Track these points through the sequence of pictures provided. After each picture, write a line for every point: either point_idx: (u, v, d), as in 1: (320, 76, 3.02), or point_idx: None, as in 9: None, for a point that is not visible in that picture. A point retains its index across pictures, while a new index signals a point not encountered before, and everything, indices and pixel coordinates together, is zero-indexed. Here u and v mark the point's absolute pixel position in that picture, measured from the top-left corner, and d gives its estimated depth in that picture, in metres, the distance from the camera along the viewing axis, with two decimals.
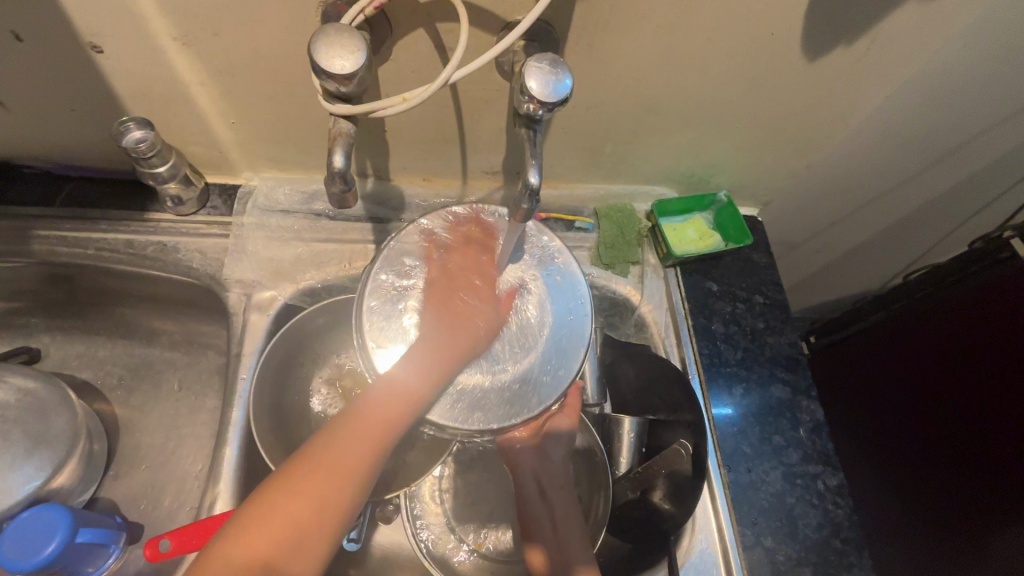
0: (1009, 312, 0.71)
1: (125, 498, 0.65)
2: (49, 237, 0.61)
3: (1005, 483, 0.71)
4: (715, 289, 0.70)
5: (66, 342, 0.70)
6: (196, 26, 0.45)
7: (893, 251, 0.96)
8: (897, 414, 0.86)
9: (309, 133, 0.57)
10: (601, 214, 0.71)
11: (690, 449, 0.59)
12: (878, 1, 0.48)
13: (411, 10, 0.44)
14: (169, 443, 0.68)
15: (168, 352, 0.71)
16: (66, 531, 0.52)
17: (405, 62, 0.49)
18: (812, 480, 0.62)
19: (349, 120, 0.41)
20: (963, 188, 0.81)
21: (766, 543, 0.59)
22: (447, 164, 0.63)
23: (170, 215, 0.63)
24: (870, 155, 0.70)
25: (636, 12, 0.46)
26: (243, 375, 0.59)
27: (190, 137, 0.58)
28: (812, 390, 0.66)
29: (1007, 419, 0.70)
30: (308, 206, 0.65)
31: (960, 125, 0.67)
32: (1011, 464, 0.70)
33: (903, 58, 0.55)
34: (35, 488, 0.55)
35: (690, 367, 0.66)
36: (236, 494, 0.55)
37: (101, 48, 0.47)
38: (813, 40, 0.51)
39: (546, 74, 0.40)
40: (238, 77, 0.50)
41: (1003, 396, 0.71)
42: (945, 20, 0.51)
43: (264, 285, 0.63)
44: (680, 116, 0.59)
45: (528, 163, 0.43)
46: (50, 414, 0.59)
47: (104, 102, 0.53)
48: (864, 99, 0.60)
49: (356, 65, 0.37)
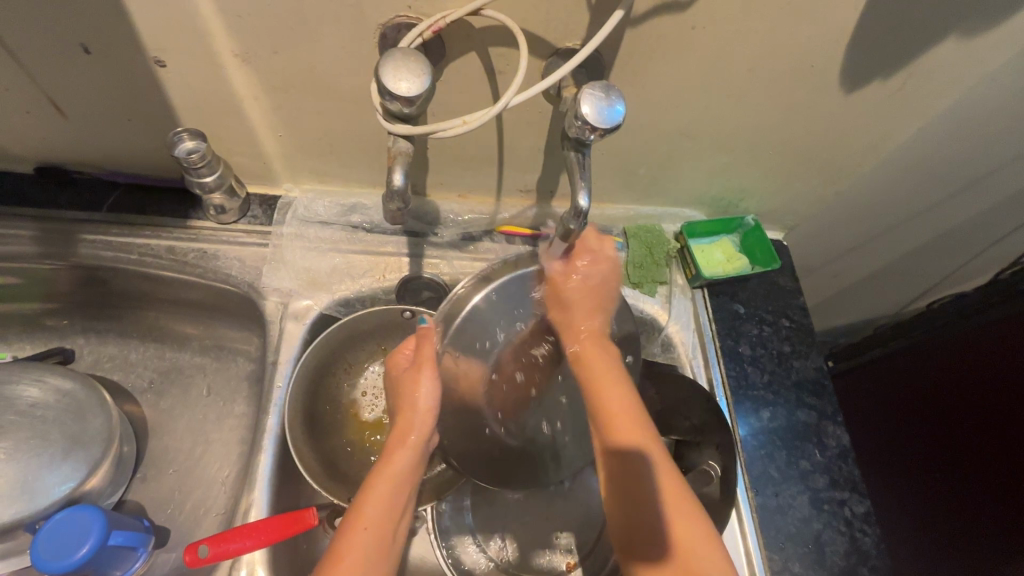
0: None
1: (152, 502, 0.65)
2: (94, 240, 0.62)
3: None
4: (742, 312, 0.71)
5: (99, 344, 0.70)
6: (258, 44, 0.46)
7: (914, 278, 0.96)
8: (917, 441, 0.86)
9: (352, 148, 0.59)
10: (630, 234, 0.71)
11: (719, 471, 0.60)
12: (916, 37, 0.49)
13: (467, 35, 0.45)
14: (196, 448, 0.68)
15: (199, 357, 0.71)
16: (99, 534, 0.52)
17: (455, 84, 0.50)
18: (839, 506, 0.62)
19: (407, 139, 0.43)
20: (986, 218, 0.82)
21: (794, 569, 0.59)
22: (484, 182, 0.64)
23: (212, 223, 0.65)
24: (897, 184, 0.71)
25: (682, 43, 0.48)
26: (279, 383, 0.60)
27: (237, 147, 0.59)
28: (838, 415, 0.66)
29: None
30: (346, 219, 0.67)
31: (987, 157, 0.69)
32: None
33: (937, 93, 0.56)
34: (70, 489, 0.56)
35: (717, 389, 0.67)
36: (269, 502, 0.56)
37: (164, 63, 0.48)
38: (850, 73, 0.52)
39: (599, 100, 0.41)
40: (291, 92, 0.51)
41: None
42: (981, 58, 0.52)
43: (300, 295, 0.64)
44: (715, 142, 0.60)
45: (578, 186, 0.45)
46: (87, 415, 0.59)
47: (159, 113, 0.54)
48: (897, 130, 0.61)
49: (420, 88, 0.38)
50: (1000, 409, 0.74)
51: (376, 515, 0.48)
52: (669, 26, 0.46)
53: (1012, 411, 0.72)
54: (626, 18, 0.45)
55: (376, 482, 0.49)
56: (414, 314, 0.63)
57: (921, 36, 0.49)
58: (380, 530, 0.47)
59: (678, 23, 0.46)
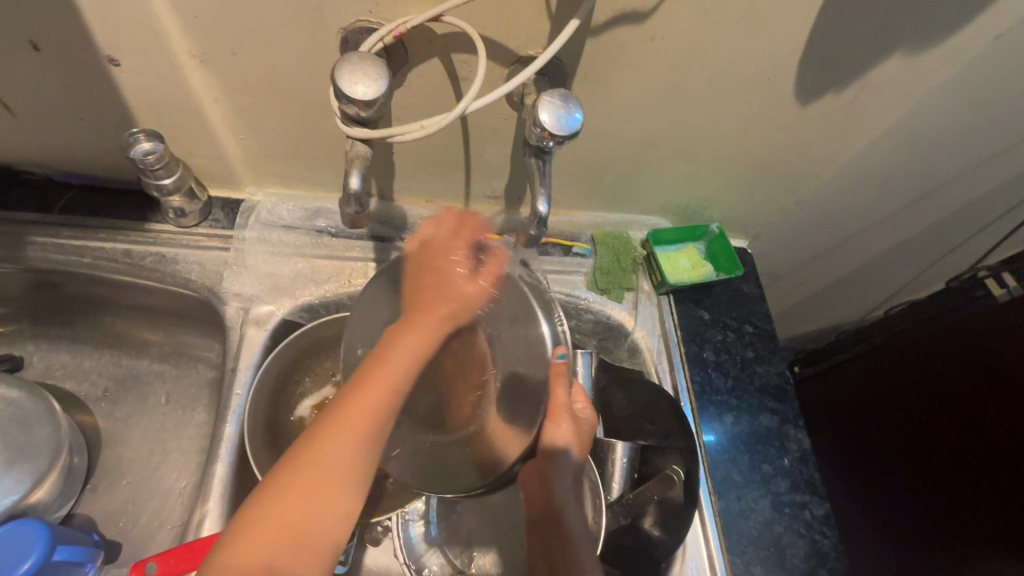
0: (999, 354, 0.71)
1: (104, 515, 0.63)
2: (45, 243, 0.60)
3: (999, 524, 0.71)
4: (707, 318, 0.72)
5: (51, 351, 0.68)
6: (216, 46, 0.46)
7: (873, 286, 0.99)
8: (880, 444, 0.88)
9: (317, 153, 0.58)
10: (598, 241, 0.72)
11: (682, 475, 0.61)
12: (861, 54, 0.51)
13: (428, 40, 0.45)
14: (153, 458, 0.66)
15: (157, 364, 0.69)
16: (43, 549, 0.50)
17: (419, 90, 0.50)
18: (800, 509, 0.63)
19: (367, 143, 0.43)
20: (939, 228, 0.85)
21: (755, 572, 0.60)
22: (452, 187, 0.64)
23: (172, 227, 0.63)
24: (853, 194, 0.74)
25: (640, 56, 0.49)
26: (238, 391, 0.59)
27: (197, 149, 0.58)
28: (799, 419, 0.68)
29: (1001, 466, 0.70)
30: (310, 223, 0.66)
31: (936, 170, 0.72)
32: (1001, 507, 0.70)
33: (886, 108, 0.59)
34: (13, 503, 0.54)
35: (682, 393, 0.67)
36: (225, 514, 0.54)
37: (118, 62, 0.47)
38: (803, 86, 0.54)
39: (558, 108, 0.41)
40: (251, 94, 0.51)
41: (1001, 441, 0.70)
42: (926, 75, 0.55)
43: (262, 300, 0.63)
44: (677, 151, 0.62)
45: (537, 192, 0.46)
46: (34, 426, 0.57)
47: (114, 113, 0.53)
48: (849, 144, 0.63)
49: (377, 92, 0.38)
50: (975, 418, 0.74)
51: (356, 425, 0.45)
52: (629, 36, 0.47)
53: (987, 419, 0.72)
54: (588, 28, 0.46)
55: (341, 437, 0.44)
56: None
57: (866, 54, 0.51)
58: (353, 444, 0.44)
59: (637, 34, 0.47)
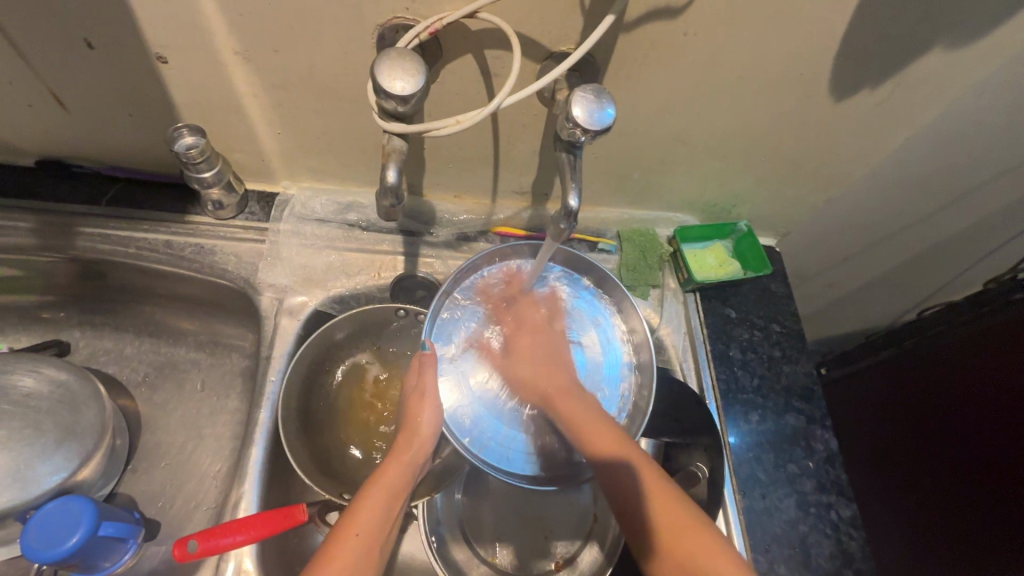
0: None
1: (144, 495, 0.65)
2: (92, 233, 0.63)
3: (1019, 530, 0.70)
4: (733, 316, 0.71)
5: (95, 337, 0.71)
6: (258, 43, 0.47)
7: (906, 288, 0.97)
8: (909, 446, 0.86)
9: (350, 148, 0.60)
10: (624, 238, 0.72)
11: (706, 473, 0.61)
12: (899, 48, 0.50)
13: (462, 36, 0.46)
14: (189, 442, 0.68)
15: (193, 352, 0.72)
16: (90, 524, 0.53)
17: (452, 86, 0.51)
18: (825, 510, 0.62)
19: (402, 137, 0.44)
20: (977, 229, 0.83)
21: (779, 571, 0.59)
22: (480, 182, 0.65)
23: (210, 219, 0.66)
24: (886, 193, 0.72)
25: (673, 51, 0.49)
26: (272, 377, 0.61)
27: (236, 144, 0.60)
28: (827, 420, 0.67)
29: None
30: (342, 217, 0.68)
31: (975, 168, 0.70)
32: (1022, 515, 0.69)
33: (925, 104, 0.57)
34: (61, 480, 0.56)
35: (708, 391, 0.67)
36: (259, 496, 0.56)
37: (166, 59, 0.49)
38: (838, 82, 0.53)
39: (590, 103, 0.42)
40: (290, 90, 0.52)
41: None
42: (967, 69, 0.53)
43: (296, 291, 0.65)
44: (707, 147, 0.61)
45: (569, 186, 0.46)
46: (81, 407, 0.60)
47: (159, 109, 0.55)
48: (885, 141, 0.62)
49: (415, 88, 0.39)
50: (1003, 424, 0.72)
51: (369, 524, 0.48)
52: (663, 31, 0.47)
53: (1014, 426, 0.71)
54: (621, 23, 0.46)
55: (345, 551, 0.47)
56: (408, 312, 0.64)
57: (905, 48, 0.50)
58: (372, 538, 0.48)
59: (670, 29, 0.47)
